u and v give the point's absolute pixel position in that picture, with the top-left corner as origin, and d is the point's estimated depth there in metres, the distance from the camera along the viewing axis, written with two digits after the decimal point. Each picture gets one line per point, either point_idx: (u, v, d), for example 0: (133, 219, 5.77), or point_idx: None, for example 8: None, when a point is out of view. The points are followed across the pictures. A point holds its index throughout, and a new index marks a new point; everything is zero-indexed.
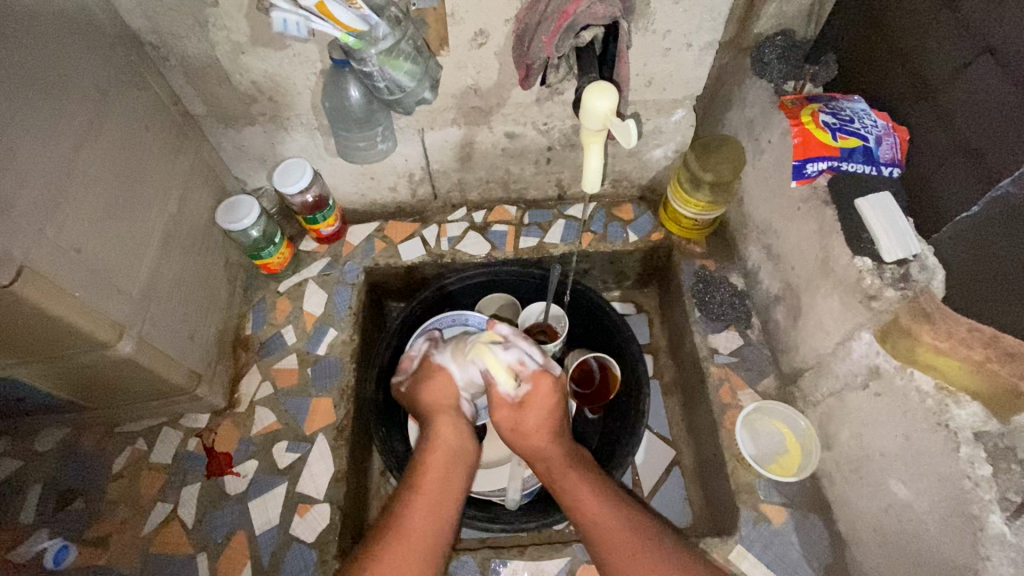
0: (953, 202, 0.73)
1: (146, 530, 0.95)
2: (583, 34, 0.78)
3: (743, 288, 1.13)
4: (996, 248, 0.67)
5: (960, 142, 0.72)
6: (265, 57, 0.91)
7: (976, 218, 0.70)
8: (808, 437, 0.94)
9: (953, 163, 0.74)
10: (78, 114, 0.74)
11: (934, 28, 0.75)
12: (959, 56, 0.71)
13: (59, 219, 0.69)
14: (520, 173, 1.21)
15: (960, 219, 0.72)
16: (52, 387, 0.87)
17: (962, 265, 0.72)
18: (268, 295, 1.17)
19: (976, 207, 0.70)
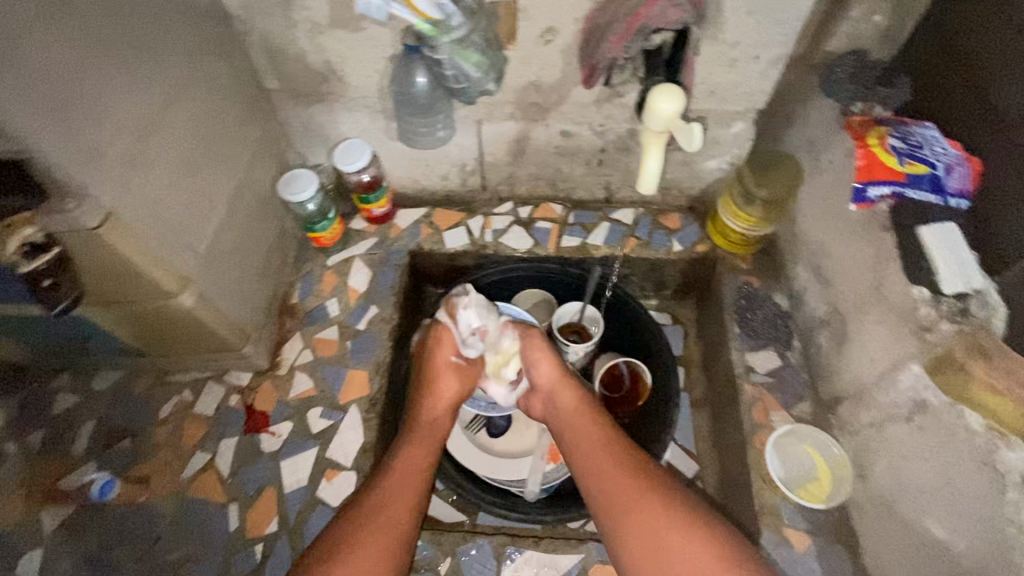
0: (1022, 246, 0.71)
1: (184, 475, 1.00)
2: (652, 37, 0.81)
3: (786, 309, 1.11)
4: None
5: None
6: (341, 39, 0.95)
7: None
8: (841, 465, 0.93)
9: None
10: (170, 78, 0.80)
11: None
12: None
13: (144, 173, 0.74)
14: (570, 173, 1.22)
15: None
16: (118, 329, 0.93)
17: None
18: (316, 267, 1.21)
19: None
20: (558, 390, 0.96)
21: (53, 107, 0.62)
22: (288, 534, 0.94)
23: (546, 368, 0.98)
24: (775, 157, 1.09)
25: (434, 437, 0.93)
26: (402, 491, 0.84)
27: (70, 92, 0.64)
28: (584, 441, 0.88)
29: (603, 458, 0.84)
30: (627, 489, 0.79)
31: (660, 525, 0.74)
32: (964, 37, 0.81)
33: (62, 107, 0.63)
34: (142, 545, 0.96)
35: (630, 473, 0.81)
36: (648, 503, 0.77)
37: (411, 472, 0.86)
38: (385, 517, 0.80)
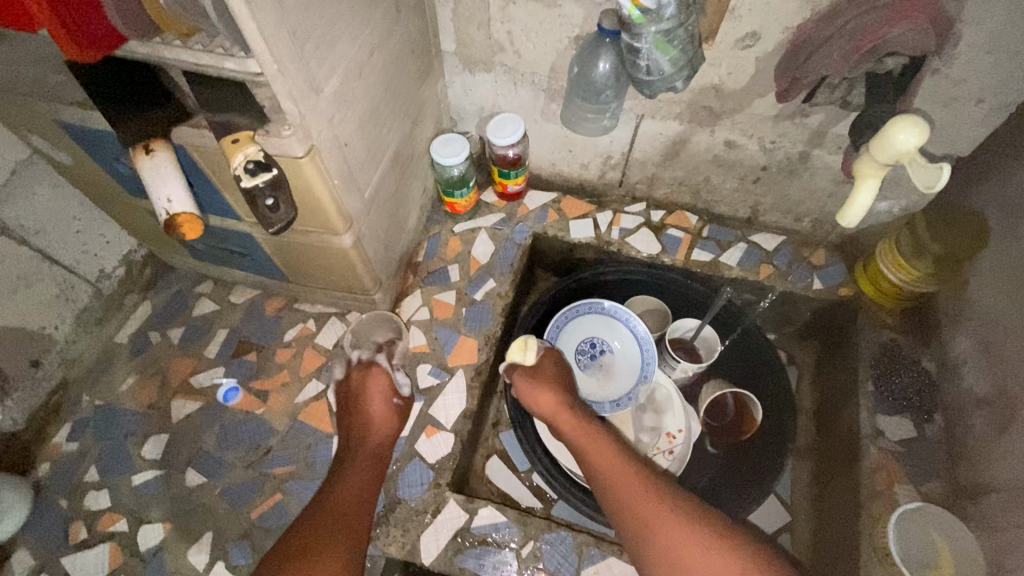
0: None
1: (297, 398, 1.07)
2: (884, 61, 0.75)
3: (933, 377, 1.01)
4: None
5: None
6: (532, 12, 0.94)
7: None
8: (968, 560, 0.82)
9: None
10: (378, 25, 0.82)
11: None
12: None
13: (345, 112, 0.78)
14: (718, 185, 1.17)
15: None
16: (272, 252, 1.00)
17: None
18: (444, 231, 1.25)
19: None
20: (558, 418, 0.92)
21: (296, 39, 0.65)
22: None
23: (543, 396, 0.94)
24: (955, 210, 1.00)
25: (375, 469, 0.90)
26: (347, 518, 0.79)
27: (308, 25, 0.66)
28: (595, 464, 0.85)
29: (612, 467, 0.83)
30: (641, 512, 0.77)
31: (676, 533, 0.73)
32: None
33: (300, 39, 0.66)
34: (253, 453, 1.03)
35: (636, 479, 0.80)
36: (657, 510, 0.76)
37: (352, 500, 0.82)
38: (328, 538, 0.75)
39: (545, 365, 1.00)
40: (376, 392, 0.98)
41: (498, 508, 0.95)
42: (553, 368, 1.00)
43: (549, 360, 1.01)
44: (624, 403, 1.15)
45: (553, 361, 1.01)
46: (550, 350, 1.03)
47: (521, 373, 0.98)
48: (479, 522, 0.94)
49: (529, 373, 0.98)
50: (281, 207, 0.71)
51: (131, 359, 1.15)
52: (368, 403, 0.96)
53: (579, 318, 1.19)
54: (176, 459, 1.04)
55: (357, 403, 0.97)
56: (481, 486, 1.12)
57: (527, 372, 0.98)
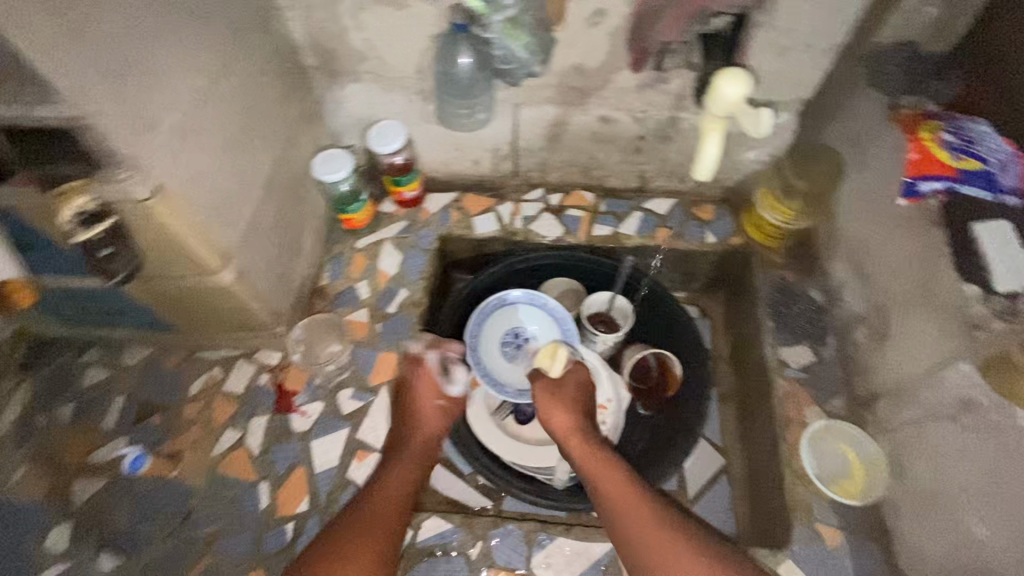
0: None
1: (214, 451, 1.00)
2: (713, 20, 0.80)
3: (822, 304, 1.09)
4: None
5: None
6: (383, 16, 0.94)
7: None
8: (876, 464, 0.91)
9: None
10: (216, 49, 0.78)
11: None
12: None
13: (192, 146, 0.74)
14: (604, 160, 1.21)
15: None
16: (154, 304, 0.94)
17: None
18: (345, 249, 1.20)
19: None
20: (573, 437, 0.95)
21: (108, 76, 0.61)
22: (319, 514, 0.94)
23: (560, 417, 0.96)
24: (818, 150, 1.09)
25: (421, 469, 0.94)
26: (384, 517, 0.85)
27: (125, 60, 0.62)
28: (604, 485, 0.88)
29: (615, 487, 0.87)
30: (647, 534, 0.81)
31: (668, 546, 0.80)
32: (1010, 47, 0.81)
33: (116, 75, 0.62)
34: (174, 519, 0.96)
35: (637, 499, 0.85)
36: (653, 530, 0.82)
37: (391, 500, 0.88)
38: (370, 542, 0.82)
39: (569, 384, 1.01)
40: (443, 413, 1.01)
41: (441, 517, 0.93)
42: (575, 389, 1.01)
43: (574, 377, 1.03)
44: None
45: (578, 379, 1.03)
46: (578, 365, 1.05)
47: (544, 390, 1.00)
48: (424, 534, 0.92)
49: (553, 390, 1.00)
50: (121, 256, 0.71)
51: (18, 450, 1.04)
52: (415, 403, 0.99)
53: (497, 311, 1.20)
54: (87, 546, 0.96)
55: (409, 411, 0.99)
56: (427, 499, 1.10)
57: (551, 388, 1.00)
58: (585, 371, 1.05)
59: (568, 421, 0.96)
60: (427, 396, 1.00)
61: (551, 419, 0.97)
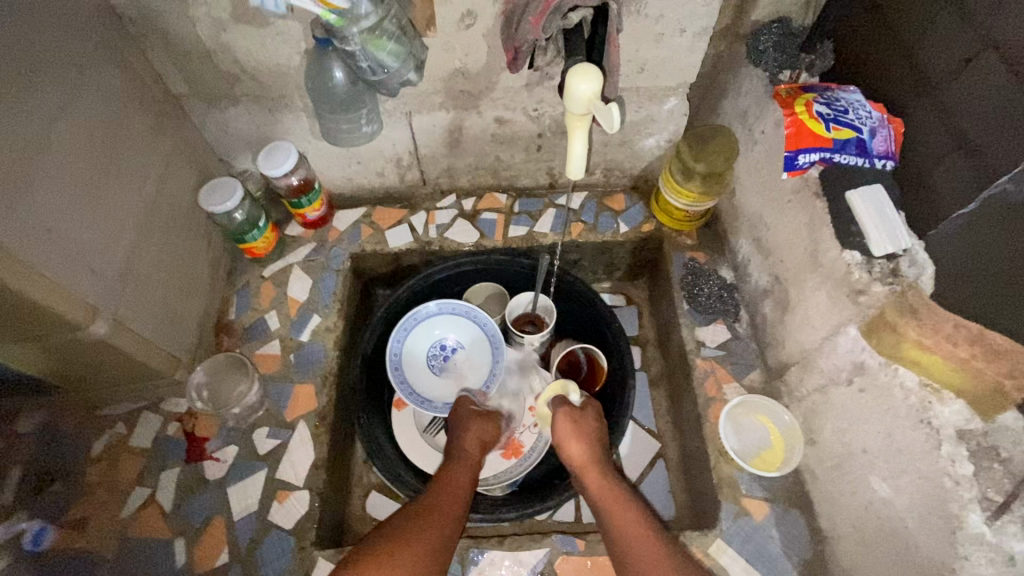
0: (947, 196, 0.72)
1: (124, 513, 0.94)
2: (570, 15, 0.76)
3: (732, 281, 1.11)
4: (990, 246, 0.66)
5: (962, 140, 0.70)
6: (247, 35, 0.89)
7: (974, 215, 0.68)
8: (793, 434, 0.93)
9: (951, 159, 0.71)
10: (53, 86, 0.72)
11: (939, 27, 0.72)
12: (962, 52, 0.69)
13: (30, 196, 0.67)
14: (510, 161, 1.19)
15: (955, 216, 0.70)
16: (25, 368, 0.86)
17: (954, 262, 0.71)
18: (251, 280, 1.15)
19: (972, 205, 0.68)
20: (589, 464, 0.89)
21: None
22: (240, 564, 0.89)
23: (579, 447, 0.89)
24: (714, 131, 1.08)
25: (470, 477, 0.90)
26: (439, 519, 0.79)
27: None
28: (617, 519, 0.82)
29: (631, 528, 0.80)
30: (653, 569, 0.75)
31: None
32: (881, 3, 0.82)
33: None
34: None
35: (652, 545, 0.77)
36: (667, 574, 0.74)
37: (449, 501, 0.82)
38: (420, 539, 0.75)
39: (590, 415, 0.94)
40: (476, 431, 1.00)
41: None
42: (597, 422, 0.93)
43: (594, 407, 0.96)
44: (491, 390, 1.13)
45: (596, 412, 0.95)
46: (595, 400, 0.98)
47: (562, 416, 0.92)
48: None
49: (573, 417, 0.92)
50: None
51: None
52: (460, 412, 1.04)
53: (418, 325, 1.16)
54: None
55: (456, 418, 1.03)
56: (364, 528, 1.07)
57: (569, 413, 0.93)
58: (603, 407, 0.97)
59: (586, 450, 0.89)
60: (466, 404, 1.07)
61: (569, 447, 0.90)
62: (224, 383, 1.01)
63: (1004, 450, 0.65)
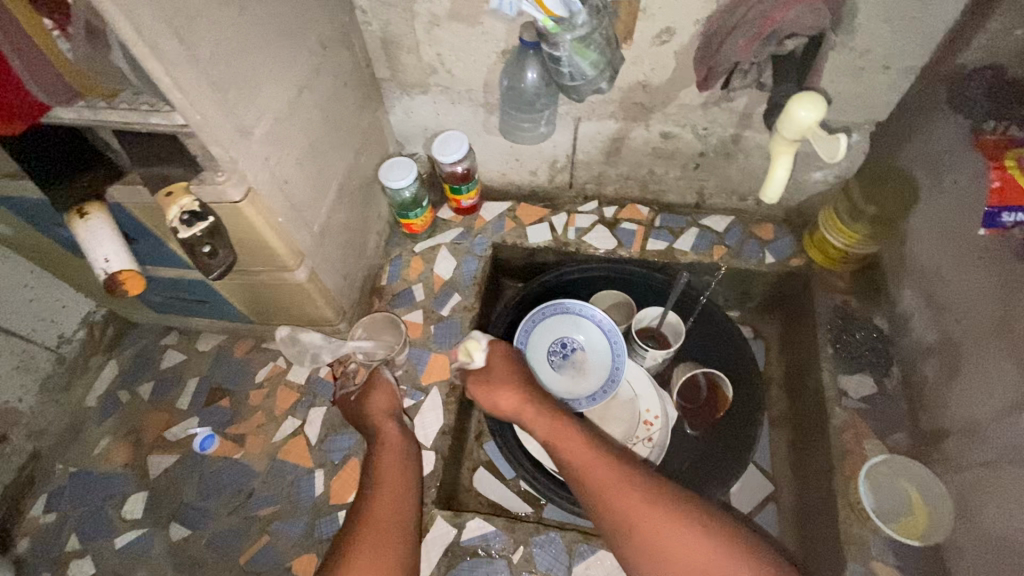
0: None
1: (276, 437, 1.06)
2: (786, 42, 0.79)
3: (886, 333, 1.05)
4: None
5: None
6: (456, 31, 0.98)
7: None
8: (942, 504, 0.86)
9: None
10: (303, 61, 0.84)
11: None
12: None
13: (278, 152, 0.79)
14: (662, 175, 1.21)
15: None
16: (230, 295, 1.01)
17: None
18: (404, 252, 1.25)
19: None
20: (523, 413, 0.96)
21: (214, 87, 0.66)
22: None
23: (506, 396, 0.97)
24: (887, 170, 1.05)
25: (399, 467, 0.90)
26: (383, 523, 0.82)
27: (229, 72, 0.68)
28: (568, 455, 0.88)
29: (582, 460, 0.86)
30: (616, 499, 0.81)
31: (660, 522, 0.78)
32: None
33: (221, 89, 0.67)
34: (236, 497, 1.02)
35: (610, 472, 0.84)
36: (642, 512, 0.79)
37: (391, 504, 0.85)
38: (381, 553, 0.79)
39: (498, 362, 1.01)
40: (384, 398, 1.00)
41: (485, 519, 0.95)
42: (507, 365, 1.01)
43: (498, 356, 1.02)
44: (613, 388, 1.15)
45: (503, 354, 1.03)
46: (497, 343, 1.04)
47: (477, 377, 1.00)
48: (468, 534, 0.95)
49: (485, 375, 1.00)
50: (220, 252, 0.73)
51: (103, 421, 1.13)
52: (370, 402, 1.00)
53: (546, 320, 1.20)
54: (158, 513, 1.03)
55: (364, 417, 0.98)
56: (469, 499, 1.12)
57: (483, 375, 1.00)
58: (505, 344, 1.05)
59: (514, 398, 0.96)
60: (376, 398, 1.00)
61: (500, 403, 0.97)
62: (379, 335, 1.10)
63: None
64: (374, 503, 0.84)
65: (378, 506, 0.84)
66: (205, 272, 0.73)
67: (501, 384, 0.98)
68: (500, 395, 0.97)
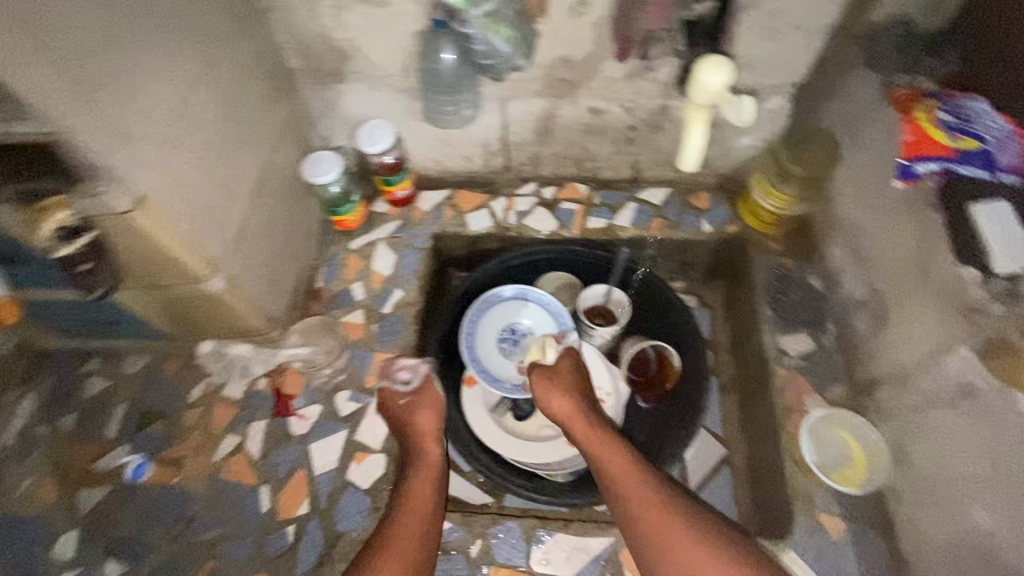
0: None
1: (215, 456, 1.01)
2: (696, 6, 0.85)
3: (821, 291, 1.08)
4: None
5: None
6: (364, 14, 0.93)
7: None
8: (878, 451, 0.90)
9: None
10: (192, 55, 0.77)
11: None
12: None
13: (172, 155, 0.73)
14: (597, 152, 1.19)
15: None
16: (147, 312, 0.94)
17: None
18: (339, 251, 1.20)
19: None
20: (574, 420, 0.95)
21: (78, 85, 0.60)
22: (319, 517, 0.95)
23: (559, 401, 0.97)
24: (807, 133, 1.08)
25: (429, 487, 0.89)
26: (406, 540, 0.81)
27: (99, 72, 0.62)
28: (611, 467, 0.87)
29: (629, 479, 0.85)
30: (657, 522, 0.80)
31: (696, 554, 0.77)
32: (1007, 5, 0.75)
33: (90, 90, 0.61)
34: (177, 525, 0.97)
35: (654, 494, 0.83)
36: (682, 540, 0.78)
37: (417, 521, 0.84)
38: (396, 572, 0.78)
39: (563, 369, 1.03)
40: (431, 418, 0.96)
41: None
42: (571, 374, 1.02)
43: (568, 362, 1.04)
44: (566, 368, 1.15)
45: (570, 364, 1.04)
46: (569, 353, 1.06)
47: (535, 375, 1.02)
48: None
49: (546, 376, 1.01)
50: (100, 273, 0.73)
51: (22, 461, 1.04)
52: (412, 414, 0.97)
53: (492, 308, 1.18)
54: (93, 552, 0.97)
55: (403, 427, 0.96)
56: None
57: (542, 376, 1.01)
58: (579, 358, 1.06)
59: (566, 404, 0.96)
60: (418, 408, 0.97)
61: (550, 405, 0.97)
62: (320, 339, 1.07)
63: None
64: (399, 522, 0.83)
65: (402, 525, 0.83)
66: (87, 290, 0.74)
67: (552, 387, 0.98)
68: (552, 401, 0.97)
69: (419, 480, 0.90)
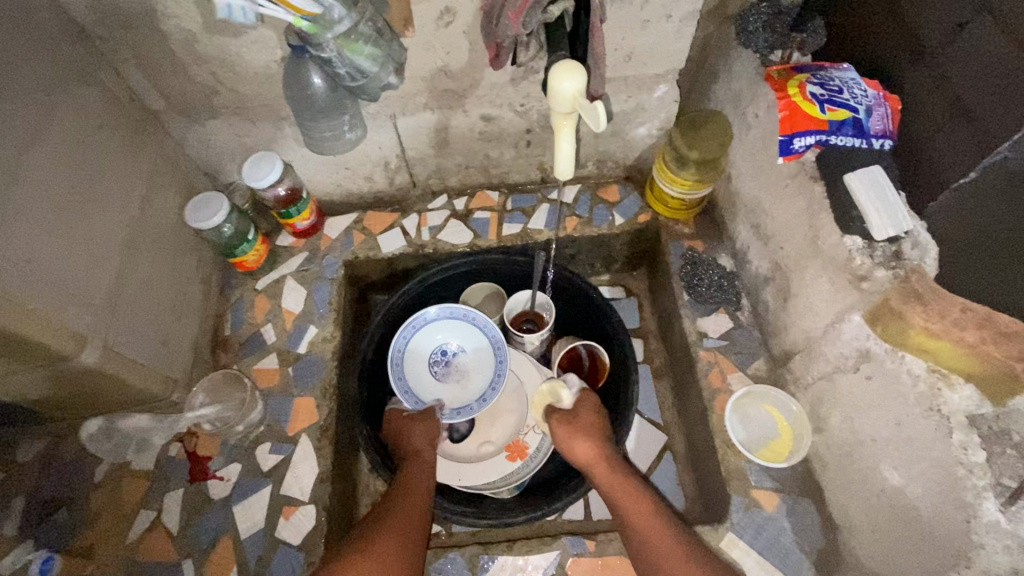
0: (948, 166, 0.69)
1: (130, 537, 0.93)
2: (550, 9, 0.74)
3: (732, 269, 1.09)
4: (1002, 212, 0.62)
5: (958, 106, 0.68)
6: (220, 45, 0.87)
7: (975, 182, 0.65)
8: (801, 422, 0.92)
9: (950, 129, 0.69)
10: (20, 114, 0.70)
11: None
12: (955, 16, 0.67)
13: (8, 229, 0.67)
14: (499, 158, 1.17)
15: (956, 186, 0.67)
16: (19, 401, 0.84)
17: (959, 238, 0.69)
18: (245, 294, 1.13)
19: (971, 173, 0.65)
20: (596, 467, 0.91)
21: None
22: None
23: (582, 447, 0.92)
24: (704, 116, 1.04)
25: (423, 487, 0.90)
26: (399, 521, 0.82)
27: None
28: (630, 509, 0.85)
29: (651, 525, 0.82)
30: (671, 564, 0.78)
31: None
32: None
33: None
34: None
35: (672, 539, 0.80)
36: None
37: (410, 507, 0.85)
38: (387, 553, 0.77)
39: (584, 412, 0.97)
40: (428, 428, 1.01)
41: None
42: (592, 416, 0.97)
43: (588, 405, 0.98)
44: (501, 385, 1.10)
45: (591, 406, 0.98)
46: (586, 394, 1.00)
47: (557, 418, 0.97)
48: None
49: (568, 420, 0.96)
50: None
51: None
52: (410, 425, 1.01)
53: (417, 333, 1.12)
54: None
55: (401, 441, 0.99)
56: None
57: (564, 420, 0.96)
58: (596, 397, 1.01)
59: (590, 448, 0.92)
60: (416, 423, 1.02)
61: (573, 447, 0.93)
62: (230, 395, 1.00)
63: (1015, 433, 0.66)
64: (391, 511, 0.83)
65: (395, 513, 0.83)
66: None
67: (579, 430, 0.94)
68: (575, 445, 0.93)
69: (413, 475, 0.92)
